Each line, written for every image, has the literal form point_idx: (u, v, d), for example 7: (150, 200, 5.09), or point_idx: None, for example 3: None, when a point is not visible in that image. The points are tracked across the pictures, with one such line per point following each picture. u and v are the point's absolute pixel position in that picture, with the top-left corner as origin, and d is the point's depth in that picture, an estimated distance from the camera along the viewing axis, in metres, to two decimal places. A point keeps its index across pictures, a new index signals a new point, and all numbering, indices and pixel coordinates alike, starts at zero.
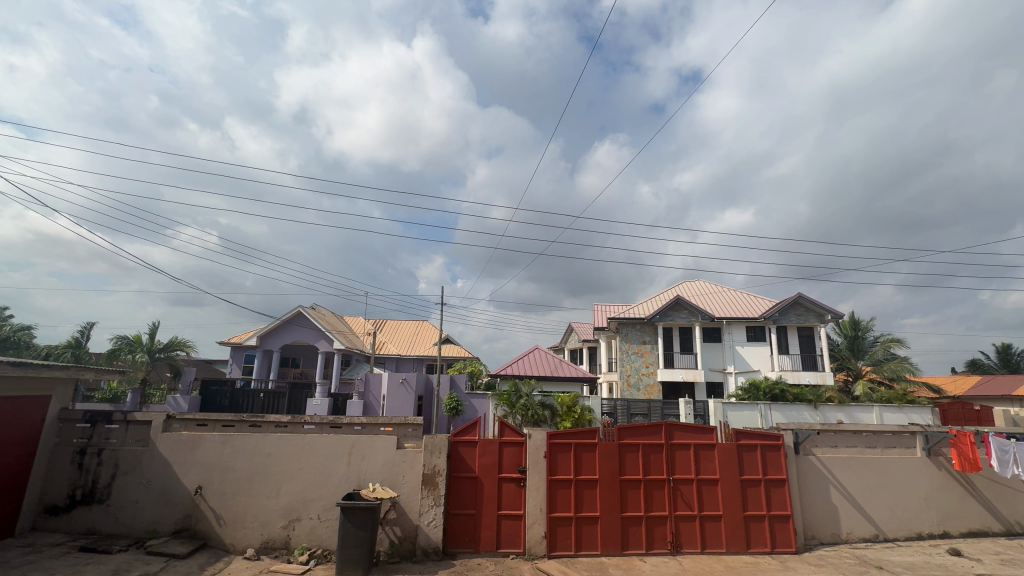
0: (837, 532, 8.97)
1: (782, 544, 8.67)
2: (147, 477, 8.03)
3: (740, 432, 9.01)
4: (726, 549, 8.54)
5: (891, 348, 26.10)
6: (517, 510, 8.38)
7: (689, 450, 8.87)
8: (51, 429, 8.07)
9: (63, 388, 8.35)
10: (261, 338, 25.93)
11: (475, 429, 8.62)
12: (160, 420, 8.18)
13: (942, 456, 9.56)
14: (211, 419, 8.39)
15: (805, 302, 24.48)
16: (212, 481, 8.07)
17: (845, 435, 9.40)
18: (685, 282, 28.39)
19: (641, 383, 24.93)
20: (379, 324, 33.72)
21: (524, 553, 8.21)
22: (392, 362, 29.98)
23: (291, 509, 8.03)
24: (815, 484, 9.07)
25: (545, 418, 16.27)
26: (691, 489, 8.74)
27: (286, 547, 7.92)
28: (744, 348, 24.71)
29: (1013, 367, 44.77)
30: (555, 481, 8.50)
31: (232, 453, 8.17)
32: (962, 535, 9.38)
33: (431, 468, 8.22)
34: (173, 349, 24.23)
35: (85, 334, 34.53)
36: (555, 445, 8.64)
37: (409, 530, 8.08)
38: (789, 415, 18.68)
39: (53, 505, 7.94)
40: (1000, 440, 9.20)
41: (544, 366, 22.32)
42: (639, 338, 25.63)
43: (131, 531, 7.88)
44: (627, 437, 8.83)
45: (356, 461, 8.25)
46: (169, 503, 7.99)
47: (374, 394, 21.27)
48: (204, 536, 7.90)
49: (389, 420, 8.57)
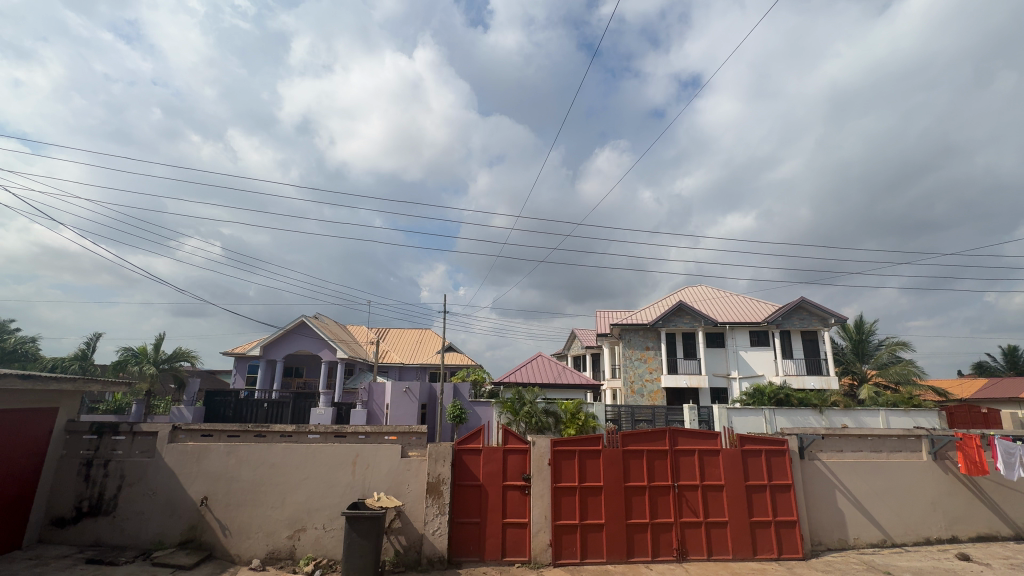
0: (843, 537, 8.91)
1: (789, 550, 8.61)
2: (153, 488, 8.07)
3: (745, 437, 9.03)
4: (732, 556, 8.49)
5: (896, 351, 26.00)
6: (522, 518, 8.37)
7: (693, 456, 8.86)
8: (58, 441, 8.12)
9: (70, 401, 8.39)
10: (264, 348, 25.97)
11: (479, 437, 8.64)
12: (166, 431, 8.22)
13: (949, 460, 9.50)
14: (216, 429, 8.39)
15: (808, 306, 24.40)
16: (217, 492, 8.09)
17: (850, 440, 9.36)
18: (688, 288, 28.42)
19: (645, 389, 24.92)
20: (382, 333, 33.77)
21: (529, 561, 8.19)
22: (396, 370, 30.03)
23: (297, 519, 8.04)
24: (820, 489, 9.02)
25: (549, 425, 16.30)
26: (696, 495, 8.72)
27: (292, 557, 7.91)
28: (747, 353, 24.65)
29: (1020, 370, 44.43)
30: (559, 488, 8.49)
31: (237, 464, 8.20)
32: (971, 540, 9.30)
33: (435, 476, 8.23)
34: (178, 359, 24.37)
35: (90, 346, 34.79)
36: (560, 452, 8.64)
37: (414, 538, 8.06)
38: (794, 420, 18.57)
39: (60, 517, 7.97)
40: (1007, 443, 9.14)
41: (548, 373, 22.30)
42: (642, 344, 25.58)
43: (137, 542, 7.90)
44: (631, 444, 8.81)
45: (360, 470, 8.26)
46: (176, 514, 8.02)
47: (378, 403, 21.21)
48: (210, 546, 7.93)
49: (394, 428, 8.53)
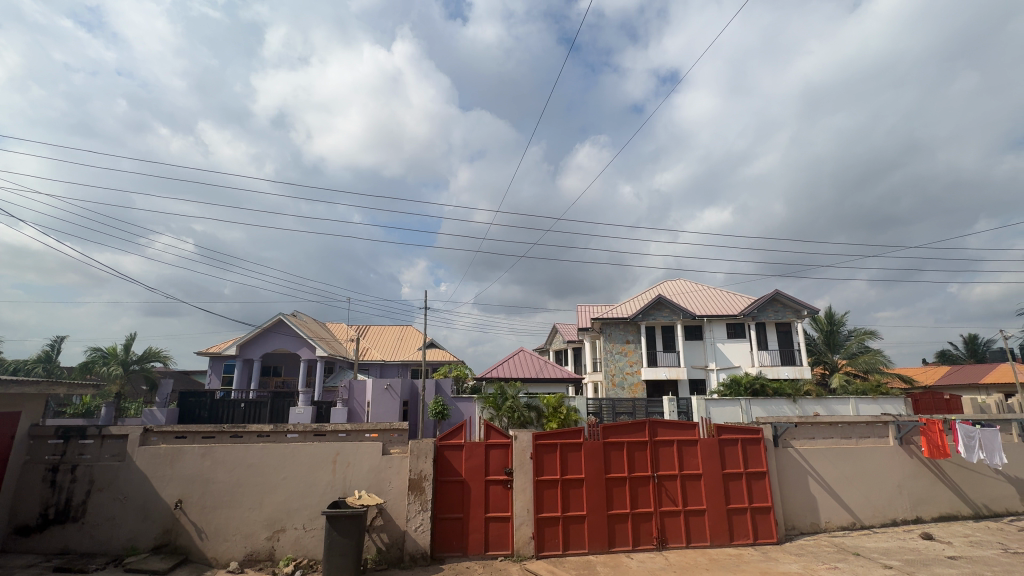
0: (816, 521, 9.20)
1: (764, 535, 8.85)
2: (124, 492, 7.85)
3: (721, 427, 9.22)
4: (709, 543, 8.69)
5: (865, 341, 26.91)
6: (505, 512, 8.41)
7: (672, 447, 9.02)
8: (21, 447, 7.81)
9: (33, 405, 8.06)
10: (241, 347, 25.46)
11: (461, 433, 8.60)
12: (137, 434, 8.00)
13: (913, 444, 9.89)
14: (190, 431, 8.15)
15: (782, 299, 25.01)
16: (192, 494, 7.91)
17: (821, 427, 9.67)
18: (667, 281, 28.87)
19: (626, 382, 25.26)
20: (363, 330, 33.42)
21: (512, 554, 8.24)
22: (377, 368, 29.73)
23: (276, 519, 7.92)
24: (793, 476, 9.28)
25: (531, 419, 16.35)
26: (675, 484, 8.88)
27: (271, 559, 7.81)
28: (724, 345, 25.14)
29: (980, 357, 46.48)
30: (541, 482, 8.55)
31: (212, 465, 8.03)
32: (934, 520, 9.72)
33: (418, 473, 8.21)
34: (149, 360, 23.73)
35: (54, 347, 33.67)
36: (541, 446, 8.69)
37: (396, 535, 8.03)
38: (769, 409, 19.08)
39: (24, 525, 7.69)
40: (966, 427, 9.59)
41: (530, 368, 22.37)
42: (623, 338, 25.89)
43: (108, 549, 7.69)
44: (612, 436, 8.92)
45: (341, 469, 8.19)
46: (149, 518, 7.82)
47: (359, 401, 20.92)
48: (186, 550, 7.75)
49: (375, 425, 8.44)
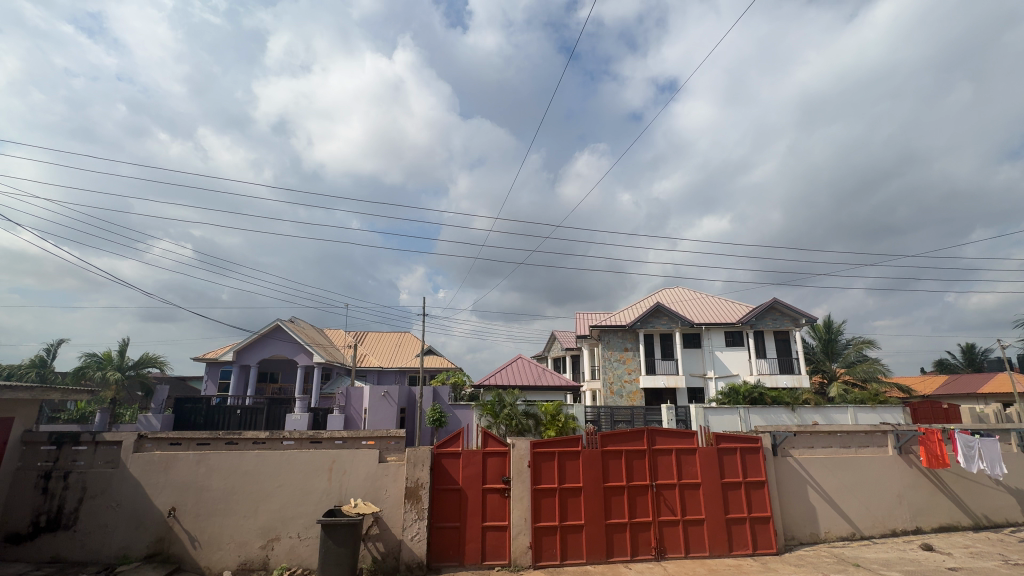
0: (815, 531, 9.15)
1: (763, 545, 8.77)
2: (117, 500, 7.75)
3: (720, 436, 9.18)
4: (708, 553, 8.61)
5: (863, 350, 26.94)
6: (501, 521, 8.33)
7: (671, 456, 8.97)
8: (14, 453, 7.71)
9: (27, 410, 7.97)
10: (238, 354, 25.49)
11: (459, 441, 8.55)
12: (131, 440, 7.91)
13: (911, 454, 9.86)
14: (185, 437, 8.14)
15: (780, 307, 25.01)
16: (186, 502, 7.83)
17: (821, 436, 9.63)
18: (665, 289, 28.89)
19: (624, 390, 25.23)
20: (361, 337, 33.34)
21: (509, 564, 8.16)
22: (374, 375, 29.61)
23: (269, 528, 7.83)
24: (793, 485, 9.24)
25: (529, 427, 16.24)
26: (673, 493, 8.81)
27: (265, 567, 7.71)
28: (723, 353, 25.13)
29: (977, 366, 46.57)
30: (538, 490, 8.48)
31: (207, 473, 7.95)
32: (934, 531, 9.66)
33: (413, 481, 8.12)
34: (145, 365, 23.62)
35: (50, 352, 33.40)
36: (539, 454, 8.62)
37: (392, 545, 7.94)
38: (768, 418, 19.08)
39: (15, 533, 7.60)
40: (966, 437, 9.52)
41: (528, 375, 22.34)
42: (621, 345, 25.82)
43: (99, 557, 7.59)
44: (610, 444, 8.86)
45: (337, 477, 8.11)
46: (142, 527, 7.72)
47: (357, 408, 20.80)
48: (179, 559, 7.65)
49: (371, 433, 8.57)
